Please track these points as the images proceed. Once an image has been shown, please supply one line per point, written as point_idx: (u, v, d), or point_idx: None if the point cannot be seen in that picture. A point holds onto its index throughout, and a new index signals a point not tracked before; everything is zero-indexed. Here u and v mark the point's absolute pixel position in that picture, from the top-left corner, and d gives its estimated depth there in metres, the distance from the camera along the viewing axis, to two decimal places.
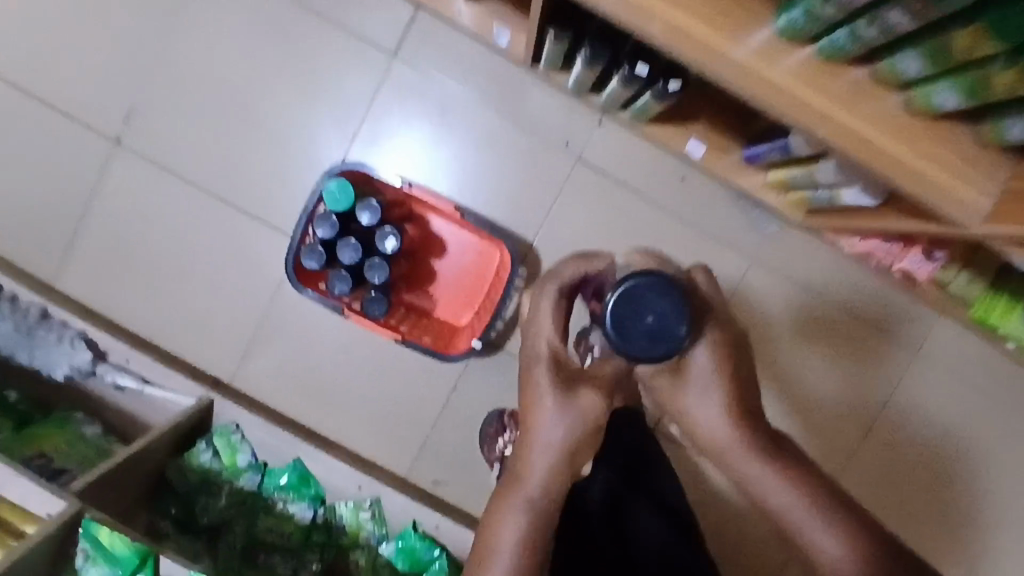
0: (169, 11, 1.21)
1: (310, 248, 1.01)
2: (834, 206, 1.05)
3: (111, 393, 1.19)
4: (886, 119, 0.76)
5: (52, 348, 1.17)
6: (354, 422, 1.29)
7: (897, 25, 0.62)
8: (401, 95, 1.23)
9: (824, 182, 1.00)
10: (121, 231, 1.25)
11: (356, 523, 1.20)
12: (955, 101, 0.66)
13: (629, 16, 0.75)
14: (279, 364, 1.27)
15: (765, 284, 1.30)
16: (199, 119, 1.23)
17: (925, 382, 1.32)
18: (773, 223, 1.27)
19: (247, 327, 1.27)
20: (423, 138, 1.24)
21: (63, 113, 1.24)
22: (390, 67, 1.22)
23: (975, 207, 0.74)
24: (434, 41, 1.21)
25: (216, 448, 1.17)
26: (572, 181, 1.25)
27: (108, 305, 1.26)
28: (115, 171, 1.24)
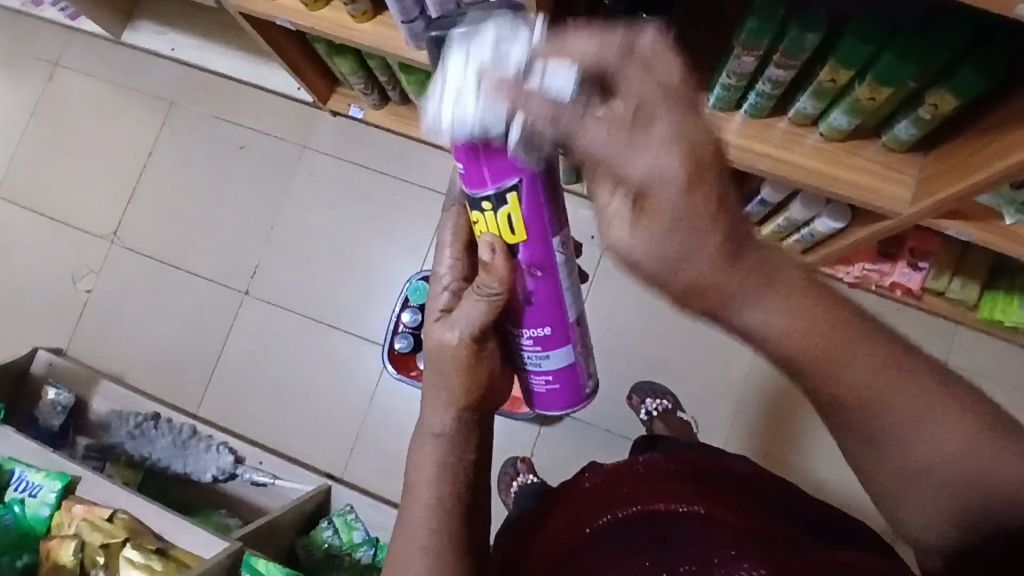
0: (168, 123, 1.29)
1: (398, 334, 1.03)
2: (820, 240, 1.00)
3: (176, 466, 1.09)
4: (818, 154, 0.79)
5: (149, 430, 1.09)
6: (375, 443, 1.16)
7: (778, 77, 0.68)
8: (410, 35, 0.79)
9: (801, 220, 0.97)
10: (159, 301, 1.25)
11: (348, 544, 1.04)
12: (848, 121, 0.72)
13: None
14: (315, 330, 1.21)
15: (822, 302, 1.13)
16: (217, 216, 1.26)
17: None
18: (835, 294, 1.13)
19: (289, 294, 1.22)
20: (418, 255, 1.20)
21: (77, 173, 1.30)
22: (398, 21, 0.78)
23: (899, 197, 0.76)
24: (379, 147, 1.23)
25: (336, 526, 1.05)
26: (609, 271, 1.17)
27: (137, 378, 1.23)
28: (157, 268, 1.25)
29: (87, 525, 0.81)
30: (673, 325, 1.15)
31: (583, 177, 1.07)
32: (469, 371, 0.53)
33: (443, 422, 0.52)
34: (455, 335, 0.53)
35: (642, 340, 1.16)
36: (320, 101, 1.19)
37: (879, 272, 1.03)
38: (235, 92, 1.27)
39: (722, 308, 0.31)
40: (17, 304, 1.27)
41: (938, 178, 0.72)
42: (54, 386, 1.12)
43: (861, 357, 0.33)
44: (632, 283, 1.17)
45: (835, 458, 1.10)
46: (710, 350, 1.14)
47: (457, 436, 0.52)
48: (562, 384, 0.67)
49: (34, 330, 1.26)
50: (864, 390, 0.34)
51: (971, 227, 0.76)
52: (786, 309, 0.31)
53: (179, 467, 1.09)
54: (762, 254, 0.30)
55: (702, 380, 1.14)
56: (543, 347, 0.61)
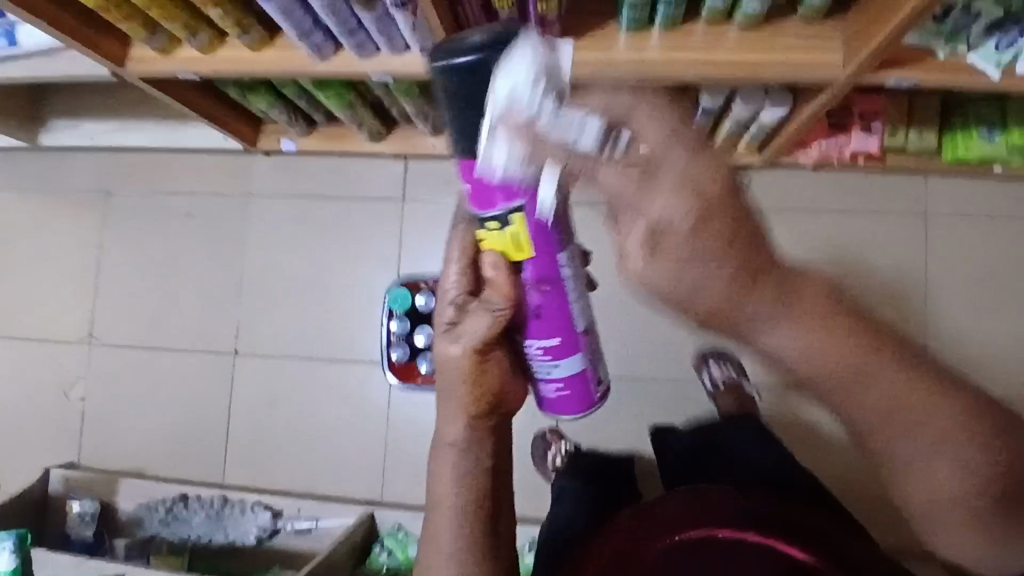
0: (109, 212, 1.27)
1: (395, 345, 1.02)
2: (771, 132, 0.99)
3: (217, 538, 1.09)
4: (741, 45, 0.78)
5: (182, 511, 1.09)
6: (402, 458, 1.16)
7: None
8: (311, 46, 0.78)
9: (747, 118, 0.96)
10: (152, 387, 1.23)
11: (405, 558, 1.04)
12: (759, 4, 0.72)
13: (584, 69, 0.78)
14: (314, 368, 1.20)
15: (789, 193, 1.13)
16: (183, 287, 1.24)
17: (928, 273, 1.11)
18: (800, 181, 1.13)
19: (279, 341, 1.21)
20: (390, 266, 1.19)
21: (34, 287, 1.28)
22: (296, 37, 0.77)
23: (831, 63, 0.75)
24: (321, 173, 1.22)
25: (388, 546, 1.05)
26: None
27: (154, 467, 1.22)
28: (140, 355, 1.24)
29: None
30: None
31: None
32: (479, 382, 0.48)
33: (457, 433, 0.49)
34: (461, 348, 0.48)
35: None
36: (250, 144, 1.18)
37: (837, 146, 1.03)
38: (165, 162, 1.26)
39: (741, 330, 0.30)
40: (15, 433, 1.25)
41: (863, 33, 0.71)
42: (76, 499, 1.11)
43: (889, 370, 0.30)
44: None
45: None
46: None
47: (474, 448, 0.49)
48: (575, 392, 0.58)
49: (38, 451, 1.24)
50: (896, 409, 0.30)
51: (909, 72, 0.75)
52: (812, 338, 0.29)
53: (221, 538, 1.09)
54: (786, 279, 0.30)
55: None
56: (553, 356, 0.54)
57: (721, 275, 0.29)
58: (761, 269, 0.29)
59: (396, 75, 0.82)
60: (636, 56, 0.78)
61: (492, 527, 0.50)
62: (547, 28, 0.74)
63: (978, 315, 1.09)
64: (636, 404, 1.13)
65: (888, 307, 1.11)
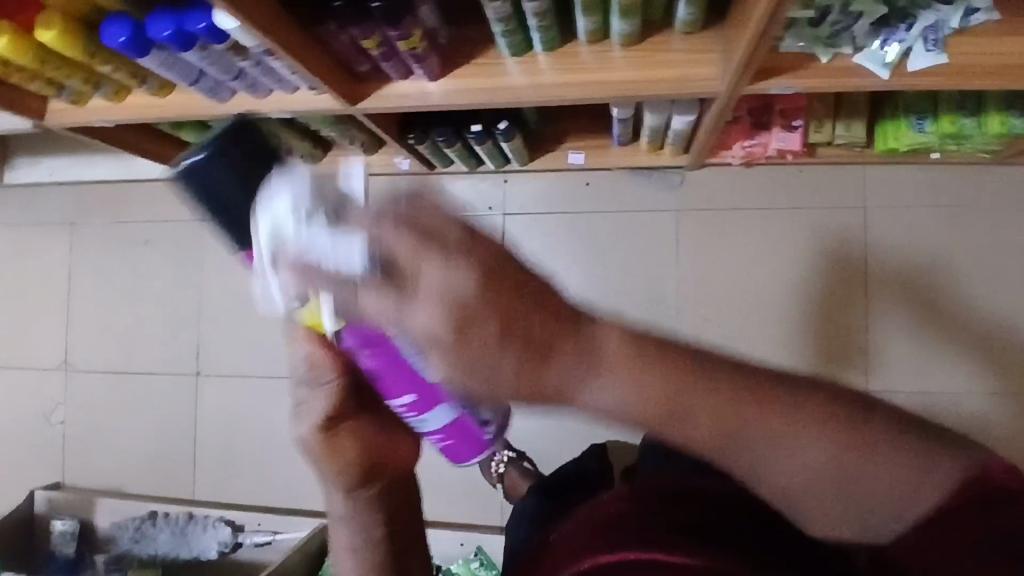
0: (74, 244, 1.33)
1: None
2: (688, 137, 0.98)
3: (183, 552, 1.15)
4: (624, 61, 0.77)
5: (151, 529, 1.15)
6: None
7: (535, 9, 0.68)
8: (207, 91, 0.81)
9: (660, 127, 0.96)
10: (123, 410, 1.30)
11: None
12: (628, 24, 0.72)
13: (470, 97, 0.79)
14: (272, 386, 1.24)
15: (723, 189, 1.13)
16: (147, 311, 1.30)
17: (865, 264, 1.10)
18: (733, 178, 1.13)
19: (237, 361, 1.25)
20: None
21: (12, 319, 1.35)
22: (189, 84, 0.79)
23: (712, 77, 0.75)
24: None
25: None
26: (516, 233, 1.18)
27: (129, 483, 1.28)
28: (111, 380, 1.30)
29: None
30: (592, 262, 1.16)
31: (450, 158, 1.07)
32: (330, 459, 0.40)
33: (339, 507, 0.42)
34: (305, 432, 0.39)
35: (569, 287, 1.17)
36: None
37: (760, 144, 1.02)
38: (122, 193, 1.31)
39: (557, 396, 0.28)
40: (6, 457, 1.34)
41: (734, 46, 0.71)
42: (56, 521, 1.18)
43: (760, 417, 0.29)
44: (541, 237, 1.18)
45: (780, 332, 1.11)
46: (633, 274, 1.15)
47: (363, 516, 0.42)
48: (463, 440, 0.44)
49: (27, 474, 1.32)
50: (734, 436, 0.29)
51: (793, 79, 0.74)
52: (626, 383, 0.28)
53: (187, 553, 1.15)
54: (576, 326, 0.27)
55: (637, 306, 1.15)
56: (419, 410, 0.41)
57: (507, 357, 0.26)
58: (553, 339, 0.27)
59: (294, 111, 0.84)
60: (521, 78, 0.79)
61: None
62: (422, 61, 0.75)
63: (920, 304, 1.09)
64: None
65: (826, 301, 1.10)
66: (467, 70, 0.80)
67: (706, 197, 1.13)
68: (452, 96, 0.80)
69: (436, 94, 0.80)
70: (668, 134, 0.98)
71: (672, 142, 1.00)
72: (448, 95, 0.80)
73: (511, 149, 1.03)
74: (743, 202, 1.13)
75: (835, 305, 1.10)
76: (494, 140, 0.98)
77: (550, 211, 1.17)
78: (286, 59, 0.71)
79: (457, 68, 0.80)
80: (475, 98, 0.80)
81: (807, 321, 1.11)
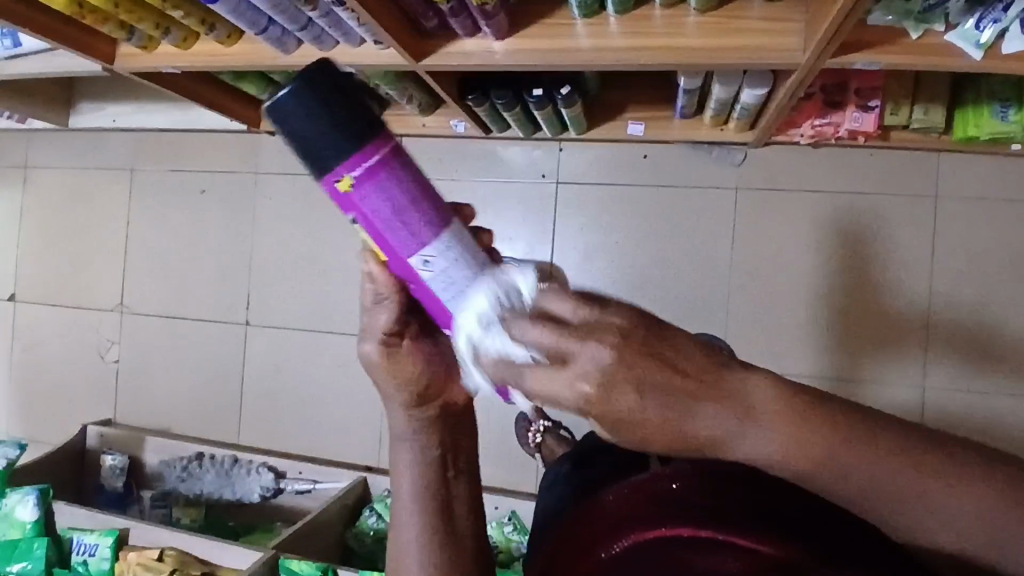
0: (133, 189, 1.36)
1: None
2: (755, 112, 0.95)
3: (226, 493, 1.19)
4: (699, 28, 0.74)
5: (196, 470, 1.20)
6: None
7: None
8: (274, 42, 0.81)
9: (728, 99, 0.92)
10: (173, 354, 1.34)
11: (393, 523, 1.09)
12: None
13: (537, 58, 0.77)
14: (317, 340, 1.26)
15: (787, 169, 1.09)
16: (200, 259, 1.33)
17: (932, 257, 1.05)
18: (797, 158, 1.09)
19: (285, 313, 1.28)
20: None
21: (73, 259, 1.40)
22: (256, 34, 0.79)
23: (793, 48, 0.72)
24: None
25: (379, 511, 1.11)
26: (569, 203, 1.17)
27: (176, 424, 1.33)
28: (163, 324, 1.34)
29: (140, 568, 0.94)
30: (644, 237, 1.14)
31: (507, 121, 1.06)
32: (396, 372, 0.46)
33: (402, 425, 0.47)
34: (373, 346, 0.46)
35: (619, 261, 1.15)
36: (254, 126, 1.22)
37: (831, 123, 0.97)
38: (181, 141, 1.33)
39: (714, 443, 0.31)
40: (63, 390, 1.40)
41: (819, 15, 0.67)
42: (108, 454, 1.24)
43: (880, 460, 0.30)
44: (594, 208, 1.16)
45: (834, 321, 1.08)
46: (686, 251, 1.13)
47: (424, 439, 0.47)
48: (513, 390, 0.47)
49: (82, 407, 1.38)
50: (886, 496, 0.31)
51: (879, 54, 0.70)
52: (780, 437, 0.30)
53: (231, 495, 1.19)
54: (683, 369, 0.30)
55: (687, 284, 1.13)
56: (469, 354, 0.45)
57: (665, 419, 0.30)
58: (699, 396, 0.30)
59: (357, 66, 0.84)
60: (589, 41, 0.77)
61: (445, 508, 0.47)
62: (490, 18, 0.73)
63: (986, 306, 1.04)
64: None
65: (887, 292, 1.06)
66: (535, 30, 0.78)
67: (768, 176, 1.10)
68: (517, 57, 0.78)
69: (501, 54, 0.78)
70: (735, 107, 0.95)
71: (738, 117, 0.97)
72: (513, 55, 0.78)
73: (569, 117, 1.01)
74: (805, 184, 1.09)
75: (896, 297, 1.06)
76: (554, 106, 0.96)
77: (605, 183, 1.15)
78: (355, 9, 0.70)
79: (525, 28, 0.78)
80: (542, 60, 0.78)
81: (863, 312, 1.07)
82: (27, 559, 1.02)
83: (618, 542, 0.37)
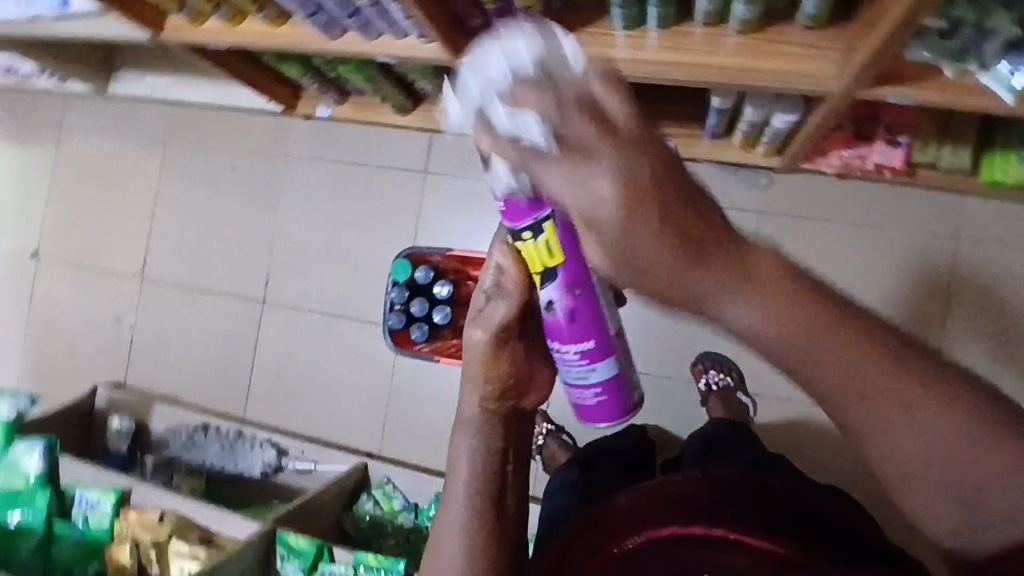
0: (164, 160, 1.39)
1: (392, 313, 1.14)
2: (784, 136, 0.96)
3: (228, 464, 1.21)
4: (736, 48, 0.76)
5: (201, 438, 1.22)
6: (399, 416, 1.23)
7: None
8: (321, 27, 0.83)
9: (758, 122, 0.93)
10: (188, 324, 1.36)
11: (388, 508, 1.12)
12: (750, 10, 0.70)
13: None
14: (331, 323, 1.28)
15: (810, 196, 1.10)
16: (223, 233, 1.35)
17: (948, 296, 1.06)
18: (821, 187, 1.10)
19: (301, 294, 1.30)
20: (405, 234, 1.25)
21: (98, 222, 1.43)
22: (305, 17, 0.81)
23: (827, 75, 0.73)
24: (351, 138, 1.28)
25: (376, 497, 1.13)
26: None
27: (184, 393, 1.35)
28: (181, 293, 1.37)
29: (140, 528, 0.97)
30: None
31: None
32: (492, 364, 0.47)
33: (472, 411, 0.48)
34: (484, 334, 0.47)
35: None
36: (290, 109, 1.25)
37: (858, 155, 0.98)
38: (215, 117, 1.35)
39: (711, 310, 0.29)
40: (77, 349, 1.42)
41: (856, 46, 0.69)
42: (115, 416, 1.26)
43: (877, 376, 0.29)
44: None
45: None
46: None
47: (490, 429, 0.48)
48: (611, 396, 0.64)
49: (94, 368, 1.41)
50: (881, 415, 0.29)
51: (910, 89, 0.72)
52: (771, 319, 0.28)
53: (232, 467, 1.21)
54: (738, 250, 0.28)
55: None
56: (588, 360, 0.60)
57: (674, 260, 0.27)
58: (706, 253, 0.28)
59: (398, 58, 0.86)
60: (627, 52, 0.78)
61: (498, 498, 0.47)
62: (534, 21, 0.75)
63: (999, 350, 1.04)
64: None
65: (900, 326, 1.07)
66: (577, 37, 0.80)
67: (791, 202, 1.11)
68: None
69: None
70: (764, 131, 0.96)
71: (768, 141, 0.98)
72: None
73: None
74: (827, 213, 1.10)
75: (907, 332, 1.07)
76: None
77: None
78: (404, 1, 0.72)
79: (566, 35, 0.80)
80: None
81: None
82: (28, 509, 1.02)
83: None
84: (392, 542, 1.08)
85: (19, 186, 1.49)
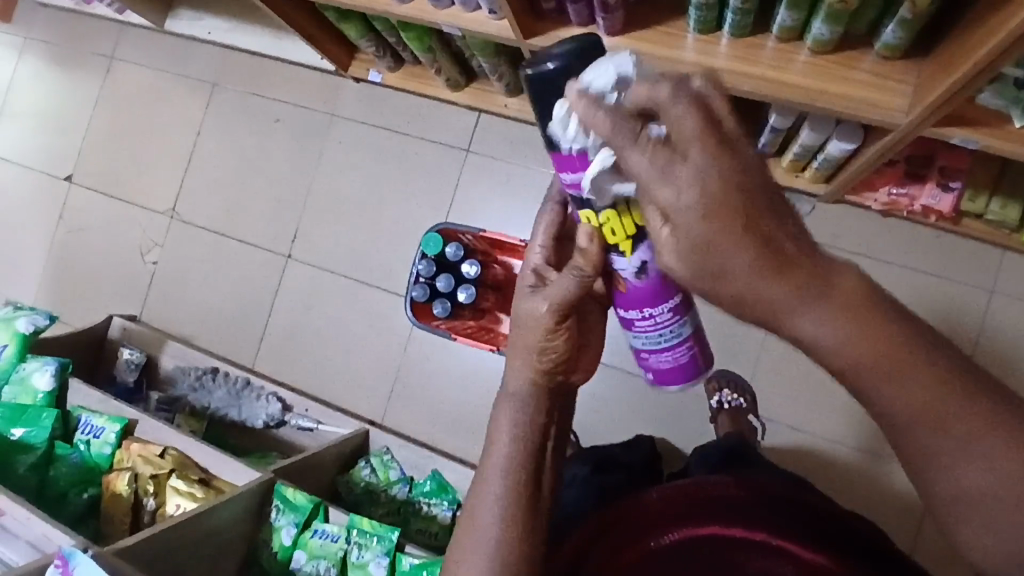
0: (209, 103, 1.39)
1: (415, 285, 1.11)
2: (836, 165, 0.95)
3: (231, 412, 1.21)
4: (806, 68, 0.75)
5: (208, 382, 1.22)
6: (407, 389, 1.23)
7: None
8: None
9: (813, 146, 0.93)
10: (210, 268, 1.36)
11: (384, 479, 1.11)
12: (829, 30, 0.69)
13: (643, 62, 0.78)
14: (352, 288, 1.28)
15: (850, 229, 1.09)
16: (257, 184, 1.35)
17: (975, 348, 1.04)
18: (863, 221, 1.09)
19: (326, 254, 1.30)
20: (439, 209, 1.24)
21: (136, 156, 1.43)
22: None
23: (896, 108, 0.72)
24: (398, 107, 1.28)
25: (374, 465, 1.13)
26: None
27: (197, 336, 1.36)
28: (207, 237, 1.37)
29: (141, 459, 0.97)
30: None
31: None
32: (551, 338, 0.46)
33: (521, 384, 0.48)
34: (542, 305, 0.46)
35: None
36: (342, 69, 1.24)
37: (907, 194, 0.97)
38: (265, 67, 1.36)
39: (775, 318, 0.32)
40: (98, 278, 1.43)
41: (930, 82, 0.68)
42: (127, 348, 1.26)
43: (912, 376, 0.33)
44: None
45: None
46: None
47: (537, 404, 0.48)
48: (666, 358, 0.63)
49: (112, 298, 1.42)
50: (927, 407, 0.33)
51: (979, 134, 0.71)
52: (846, 327, 0.32)
53: (235, 416, 1.21)
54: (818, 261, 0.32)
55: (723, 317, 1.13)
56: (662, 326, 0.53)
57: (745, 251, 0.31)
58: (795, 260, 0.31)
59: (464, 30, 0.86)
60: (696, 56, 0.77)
61: (538, 479, 0.47)
62: (609, 12, 0.74)
63: None
64: (634, 398, 1.16)
65: None
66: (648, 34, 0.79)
67: (830, 232, 1.10)
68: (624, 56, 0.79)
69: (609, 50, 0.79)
70: (817, 157, 0.95)
71: (818, 167, 0.97)
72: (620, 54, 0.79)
73: None
74: (865, 248, 1.09)
75: None
76: None
77: None
78: None
79: (637, 30, 0.79)
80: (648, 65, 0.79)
81: None
82: (32, 426, 1.00)
83: (672, 534, 0.49)
84: (385, 513, 1.08)
85: (63, 110, 1.50)
